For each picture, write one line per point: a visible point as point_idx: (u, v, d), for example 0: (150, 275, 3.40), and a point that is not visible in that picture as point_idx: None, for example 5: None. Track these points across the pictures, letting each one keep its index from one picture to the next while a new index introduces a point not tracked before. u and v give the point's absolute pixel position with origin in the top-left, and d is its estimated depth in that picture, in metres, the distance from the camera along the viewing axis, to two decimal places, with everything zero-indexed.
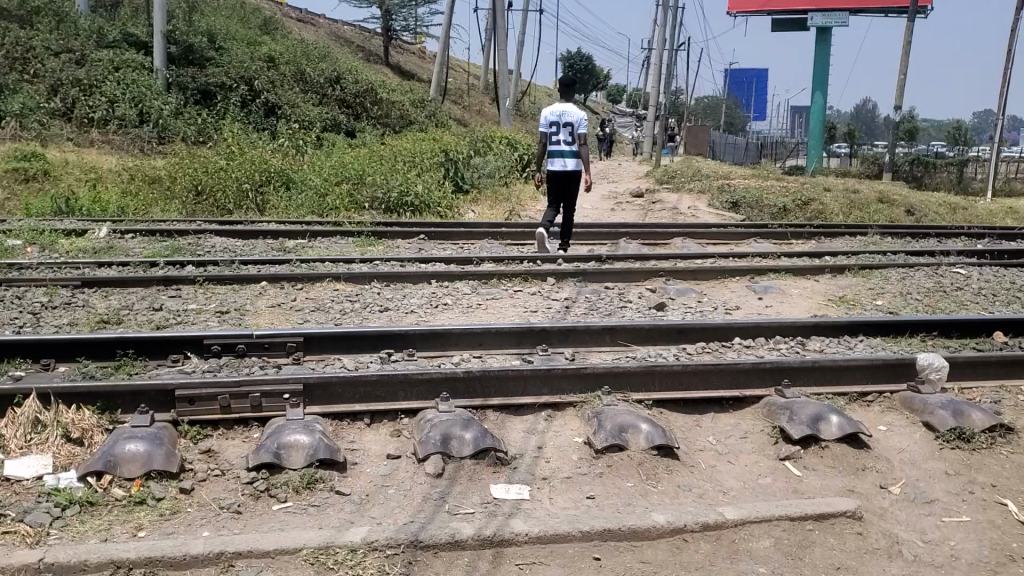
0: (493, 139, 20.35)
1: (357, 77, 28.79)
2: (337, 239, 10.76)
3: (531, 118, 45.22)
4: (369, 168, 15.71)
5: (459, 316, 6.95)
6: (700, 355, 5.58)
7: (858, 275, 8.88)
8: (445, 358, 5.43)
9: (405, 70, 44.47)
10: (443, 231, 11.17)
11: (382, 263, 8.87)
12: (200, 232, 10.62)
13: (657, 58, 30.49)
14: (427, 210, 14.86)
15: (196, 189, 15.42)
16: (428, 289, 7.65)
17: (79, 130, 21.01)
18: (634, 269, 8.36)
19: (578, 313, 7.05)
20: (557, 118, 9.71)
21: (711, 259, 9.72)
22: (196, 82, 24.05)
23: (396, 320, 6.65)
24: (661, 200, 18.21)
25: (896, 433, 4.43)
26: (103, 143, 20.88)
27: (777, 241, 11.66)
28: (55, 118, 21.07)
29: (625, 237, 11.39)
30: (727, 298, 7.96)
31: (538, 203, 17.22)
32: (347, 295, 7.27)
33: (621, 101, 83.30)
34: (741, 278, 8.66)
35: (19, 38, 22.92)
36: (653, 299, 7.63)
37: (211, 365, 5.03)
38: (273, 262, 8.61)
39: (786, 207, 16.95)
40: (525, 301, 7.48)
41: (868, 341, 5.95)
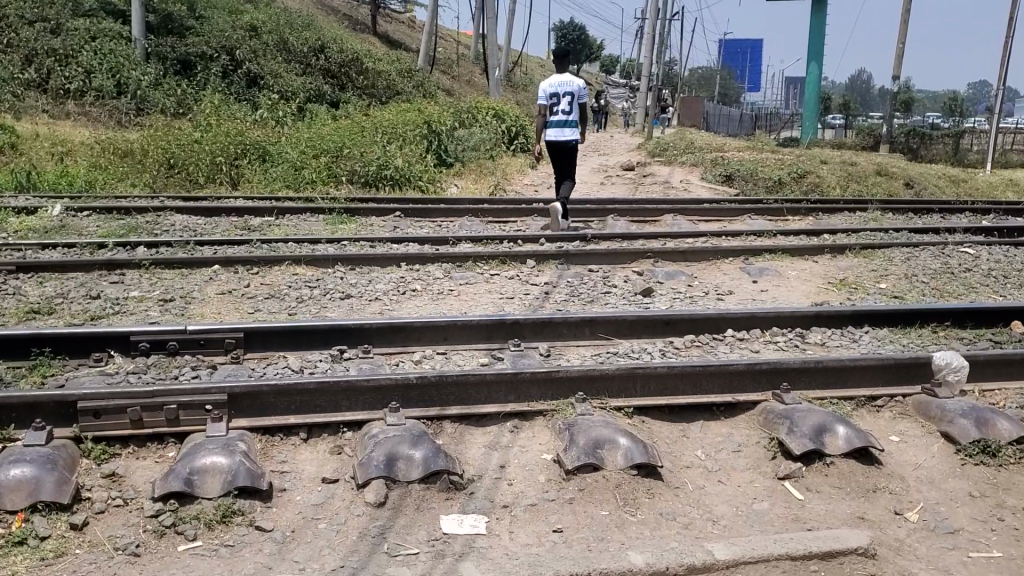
0: (480, 109, 19.70)
1: (342, 46, 27.98)
2: (305, 216, 10.16)
3: (522, 88, 44.41)
4: (349, 141, 15.06)
5: (427, 302, 6.36)
6: (688, 351, 5.02)
7: (860, 256, 8.31)
8: (405, 355, 4.86)
9: (394, 40, 43.56)
10: (420, 208, 10.55)
11: (351, 243, 8.27)
12: (162, 210, 10.00)
13: (651, 27, 29.74)
14: (407, 184, 14.25)
15: (170, 162, 14.78)
16: (396, 273, 7.06)
17: (54, 101, 20.29)
18: (619, 250, 7.78)
19: (557, 300, 6.47)
20: (556, 88, 9.55)
21: (703, 238, 9.13)
22: (175, 52, 23.31)
23: (357, 308, 6.07)
24: (652, 174, 17.60)
25: (910, 446, 3.89)
26: (79, 115, 20.16)
27: (773, 217, 11.08)
28: (29, 90, 20.36)
29: (612, 214, 10.80)
30: (719, 281, 7.39)
31: (525, 177, 16.60)
32: (306, 279, 6.69)
33: (614, 71, 82.30)
34: (735, 258, 8.09)
35: None
36: (639, 283, 7.07)
37: (138, 366, 4.50)
38: (231, 243, 8.01)
39: (781, 180, 16.36)
40: (501, 286, 6.90)
41: (875, 333, 5.40)
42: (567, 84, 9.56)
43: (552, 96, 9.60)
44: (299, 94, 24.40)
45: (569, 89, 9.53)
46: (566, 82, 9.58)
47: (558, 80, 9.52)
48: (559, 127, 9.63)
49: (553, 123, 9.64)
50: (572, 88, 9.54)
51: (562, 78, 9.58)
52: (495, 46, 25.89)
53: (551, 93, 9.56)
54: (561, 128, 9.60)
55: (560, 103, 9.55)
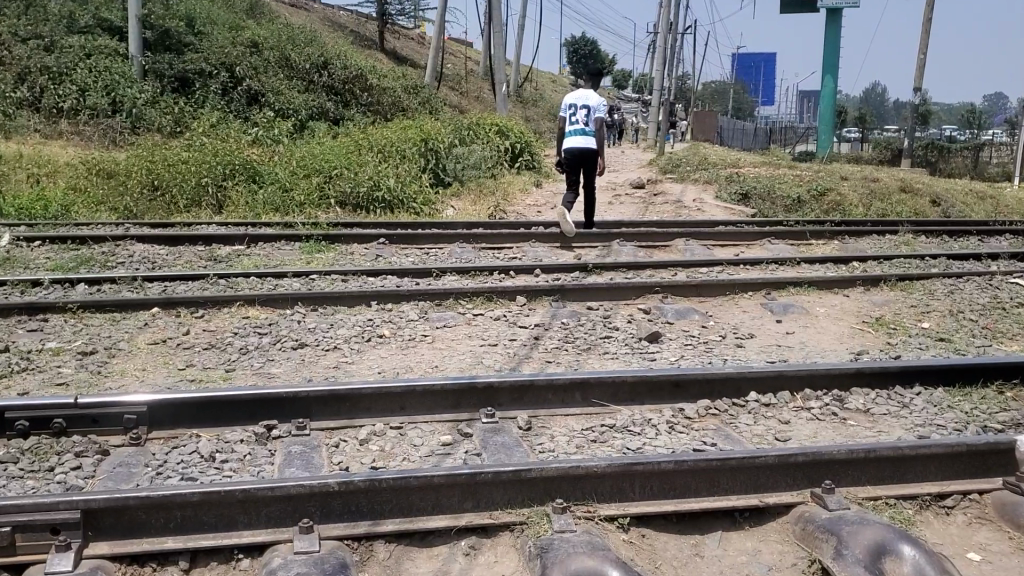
0: (481, 126, 18.79)
1: (346, 62, 27.07)
2: (279, 244, 9.22)
3: (532, 102, 43.52)
4: (342, 158, 14.16)
5: (394, 350, 5.42)
6: (702, 425, 4.07)
7: (897, 289, 7.34)
8: (348, 431, 3.92)
9: (401, 57, 42.67)
10: (407, 234, 9.58)
11: (321, 275, 7.33)
12: (122, 238, 9.06)
13: (662, 41, 28.80)
14: (400, 207, 13.38)
15: (153, 185, 13.96)
16: (364, 313, 6.10)
17: (47, 121, 19.52)
18: (622, 285, 6.79)
19: (548, 347, 5.52)
20: (575, 100, 9.71)
21: (720, 268, 8.15)
22: (173, 69, 22.50)
23: (309, 361, 5.13)
24: (665, 192, 16.63)
25: (998, 570, 2.91)
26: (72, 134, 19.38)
27: (794, 241, 10.10)
28: (21, 109, 19.61)
29: (619, 239, 9.83)
30: (738, 322, 6.41)
31: (528, 196, 15.67)
32: (255, 323, 5.77)
33: (627, 86, 81.29)
34: (755, 291, 7.10)
35: None
36: (644, 324, 6.11)
37: (10, 452, 3.60)
38: (186, 278, 7.10)
39: (800, 199, 15.39)
40: (486, 329, 5.96)
41: (930, 397, 4.43)
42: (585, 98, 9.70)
43: (570, 109, 9.78)
44: (300, 111, 23.51)
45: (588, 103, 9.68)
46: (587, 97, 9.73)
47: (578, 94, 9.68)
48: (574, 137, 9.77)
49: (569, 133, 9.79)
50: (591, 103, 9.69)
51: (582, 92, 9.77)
52: (501, 61, 25.01)
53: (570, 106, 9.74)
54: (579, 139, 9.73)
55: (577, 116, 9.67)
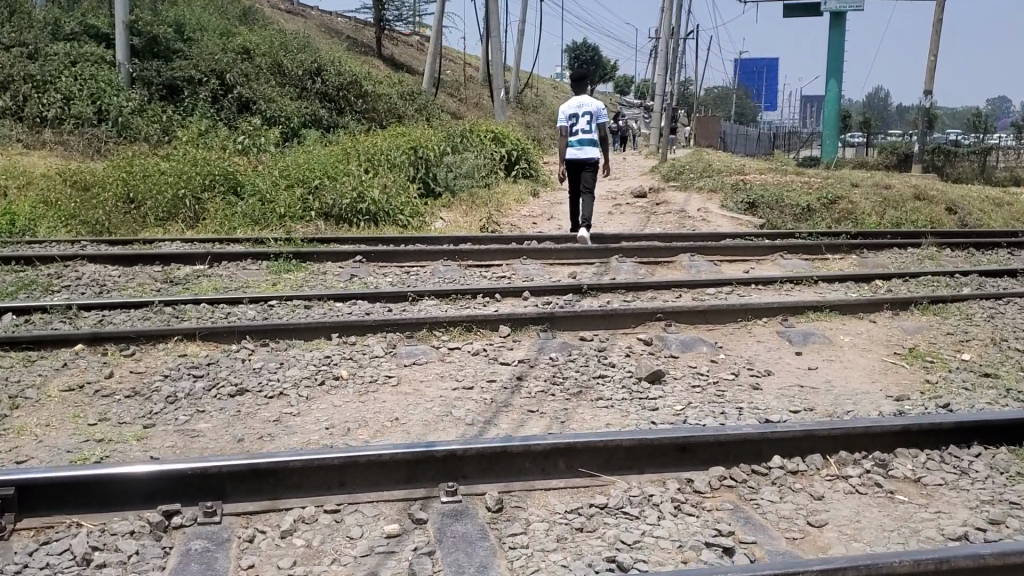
0: (476, 132, 18.00)
1: (340, 69, 26.16)
2: (244, 263, 8.38)
3: (532, 108, 42.72)
4: (325, 168, 13.32)
5: (351, 396, 4.60)
6: (717, 504, 3.26)
7: (930, 313, 6.53)
8: (271, 517, 3.11)
9: (399, 63, 41.87)
10: (388, 251, 8.74)
11: (281, 301, 6.52)
12: (72, 257, 8.22)
13: (664, 45, 28.00)
14: (386, 219, 12.56)
15: (131, 198, 13.12)
16: (322, 350, 5.29)
17: (30, 130, 18.58)
18: (619, 313, 5.96)
19: (532, 390, 4.68)
20: (575, 107, 9.54)
21: (729, 289, 7.34)
22: (161, 76, 21.53)
23: (248, 414, 4.32)
24: (667, 201, 15.79)
25: None
26: (57, 144, 18.29)
27: (808, 256, 9.31)
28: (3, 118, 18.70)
29: (619, 254, 9.03)
30: (753, 355, 5.59)
31: (522, 207, 14.84)
32: (191, 363, 4.98)
33: (628, 92, 80.33)
34: (770, 317, 6.29)
35: None
36: (646, 360, 5.30)
37: None
38: (128, 306, 6.31)
39: (810, 208, 14.60)
40: (461, 366, 5.15)
41: (994, 462, 3.62)
42: (584, 104, 9.58)
43: (571, 116, 9.56)
44: (293, 119, 22.61)
45: (588, 108, 9.56)
46: (584, 104, 9.63)
47: (577, 101, 9.57)
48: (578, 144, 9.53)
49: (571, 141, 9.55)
50: (591, 109, 9.60)
51: (578, 99, 9.65)
52: (499, 67, 24.19)
53: (571, 114, 9.54)
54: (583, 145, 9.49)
55: (581, 122, 9.50)
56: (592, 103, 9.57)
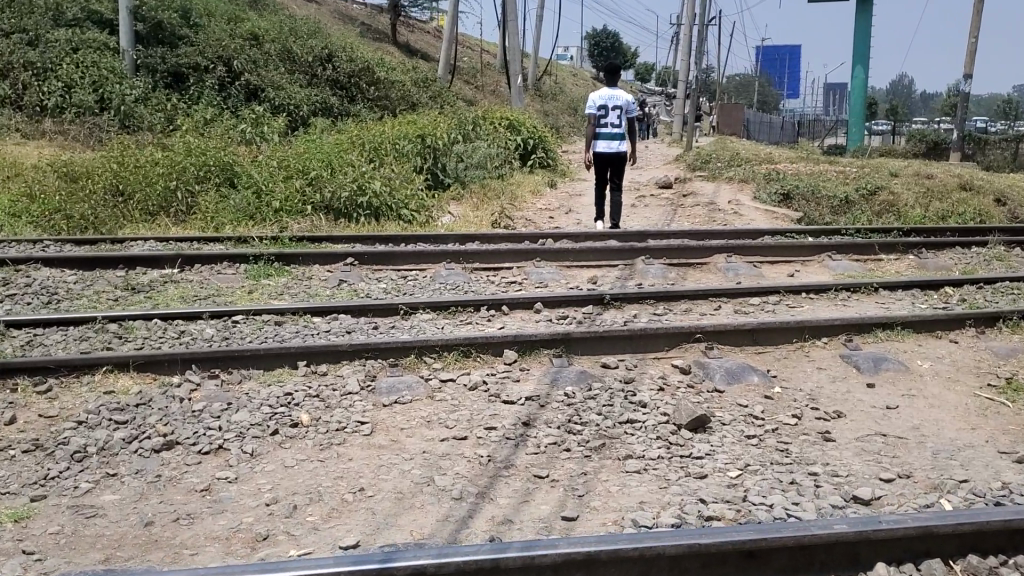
0: (489, 120, 16.98)
1: (352, 54, 24.89)
2: (219, 267, 7.36)
3: (551, 96, 41.50)
4: (325, 159, 12.28)
5: (310, 452, 3.60)
6: None
7: (1020, 331, 5.47)
8: None
9: (413, 50, 40.72)
10: (384, 251, 7.68)
11: (247, 316, 5.52)
12: (25, 260, 7.21)
13: (688, 30, 26.84)
14: (389, 214, 11.46)
15: (120, 190, 12.05)
16: (285, 385, 4.31)
17: (29, 120, 17.07)
18: (650, 333, 4.93)
19: (542, 443, 3.66)
20: (604, 100, 8.86)
21: (776, 298, 6.30)
22: (166, 63, 20.04)
23: (173, 480, 3.33)
24: (695, 193, 14.68)
25: None
26: (58, 134, 16.79)
27: (859, 257, 8.25)
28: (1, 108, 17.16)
29: (645, 255, 7.99)
30: (816, 389, 4.56)
31: (537, 200, 13.77)
32: (115, 405, 3.99)
33: (648, 79, 78.64)
34: (833, 338, 5.23)
35: None
36: (683, 398, 4.28)
37: None
38: (64, 322, 5.33)
39: (848, 200, 13.50)
40: (453, 405, 4.13)
41: None
42: (614, 97, 8.92)
43: (600, 108, 8.89)
44: (304, 107, 21.04)
45: (618, 101, 8.91)
46: (614, 96, 8.93)
47: (606, 93, 8.91)
48: (607, 140, 8.91)
49: (600, 136, 8.92)
50: (620, 102, 8.92)
51: (607, 90, 8.94)
52: (517, 51, 23.02)
53: (599, 106, 8.87)
54: (611, 141, 8.88)
55: (609, 116, 8.85)
56: (622, 96, 8.90)
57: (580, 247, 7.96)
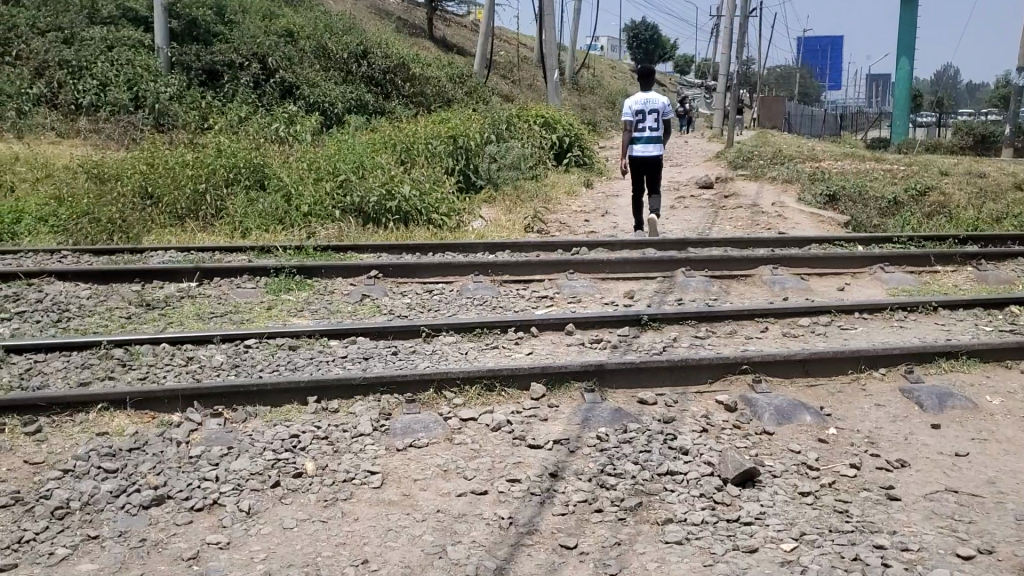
0: (524, 117, 16.56)
1: (387, 50, 24.49)
2: (239, 280, 7.05)
3: (590, 90, 40.88)
4: (355, 162, 11.88)
5: (312, 509, 3.25)
6: None
7: None
8: None
9: (449, 45, 40.23)
10: (408, 265, 7.32)
11: (260, 340, 5.20)
12: (38, 273, 6.95)
13: (728, 23, 26.23)
14: (419, 218, 11.06)
15: (150, 193, 11.16)
16: (292, 424, 3.96)
17: (65, 119, 16.16)
18: (691, 363, 4.53)
19: (570, 501, 3.29)
20: (640, 105, 8.39)
21: (828, 318, 5.86)
22: (201, 60, 19.45)
23: (158, 545, 3.00)
24: (737, 193, 14.17)
25: None
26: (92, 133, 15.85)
27: (914, 269, 7.77)
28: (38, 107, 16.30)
29: (685, 266, 7.56)
30: (876, 430, 4.14)
31: (573, 202, 13.34)
32: (107, 449, 3.66)
33: (687, 71, 77.60)
34: (892, 368, 4.79)
35: None
36: (728, 443, 3.88)
37: None
38: (68, 347, 5.03)
39: (897, 202, 12.95)
40: (474, 450, 3.76)
41: None
42: (650, 100, 8.44)
43: (636, 113, 8.43)
44: (338, 105, 20.61)
45: (655, 104, 8.44)
46: (650, 98, 8.46)
47: (642, 96, 8.44)
48: (643, 145, 8.52)
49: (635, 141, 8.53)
50: (657, 105, 8.45)
51: (643, 93, 8.45)
52: (554, 45, 22.56)
53: (636, 111, 8.42)
54: (647, 146, 8.50)
55: (646, 121, 8.41)
56: (659, 98, 8.43)
57: (615, 258, 7.54)
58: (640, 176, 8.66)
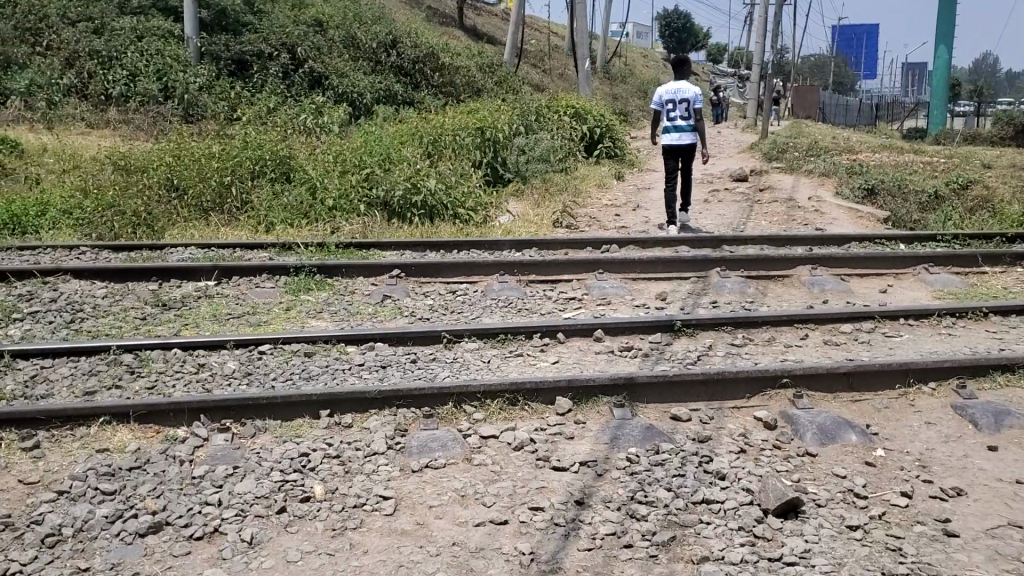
0: (555, 108, 16.26)
1: (417, 39, 24.22)
2: (258, 279, 6.84)
3: (621, 79, 40.40)
4: (380, 155, 11.64)
5: (319, 539, 3.03)
6: None
7: None
8: None
9: (480, 34, 39.87)
10: (433, 263, 7.07)
11: (275, 345, 4.99)
12: (54, 271, 6.78)
13: (763, 11, 25.72)
14: (445, 213, 10.81)
15: (175, 184, 10.94)
16: (304, 441, 3.75)
17: (95, 110, 16.06)
18: (727, 377, 4.26)
19: (597, 533, 3.04)
20: (670, 94, 8.17)
21: (872, 325, 5.55)
22: (229, 50, 19.30)
23: None
24: (772, 187, 13.81)
25: None
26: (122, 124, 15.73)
27: (961, 270, 7.43)
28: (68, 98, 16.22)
29: (720, 266, 7.27)
30: (927, 450, 3.86)
31: (604, 195, 13.05)
32: (105, 468, 3.46)
33: (720, 60, 76.68)
34: (943, 383, 4.49)
35: (28, 5, 17.68)
36: (768, 467, 3.61)
37: None
38: (76, 352, 4.84)
39: (938, 196, 12.54)
40: (495, 472, 3.52)
41: None
42: (682, 90, 8.16)
43: (666, 103, 8.21)
44: (367, 95, 20.36)
45: (685, 95, 8.14)
46: (683, 89, 8.18)
47: (674, 85, 8.19)
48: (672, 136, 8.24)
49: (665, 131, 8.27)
50: (687, 95, 8.14)
51: (677, 83, 8.21)
52: (585, 34, 22.20)
53: (664, 100, 8.20)
54: (674, 137, 8.21)
55: (673, 110, 8.15)
56: (690, 90, 8.12)
57: (650, 260, 7.24)
58: (672, 167, 8.34)
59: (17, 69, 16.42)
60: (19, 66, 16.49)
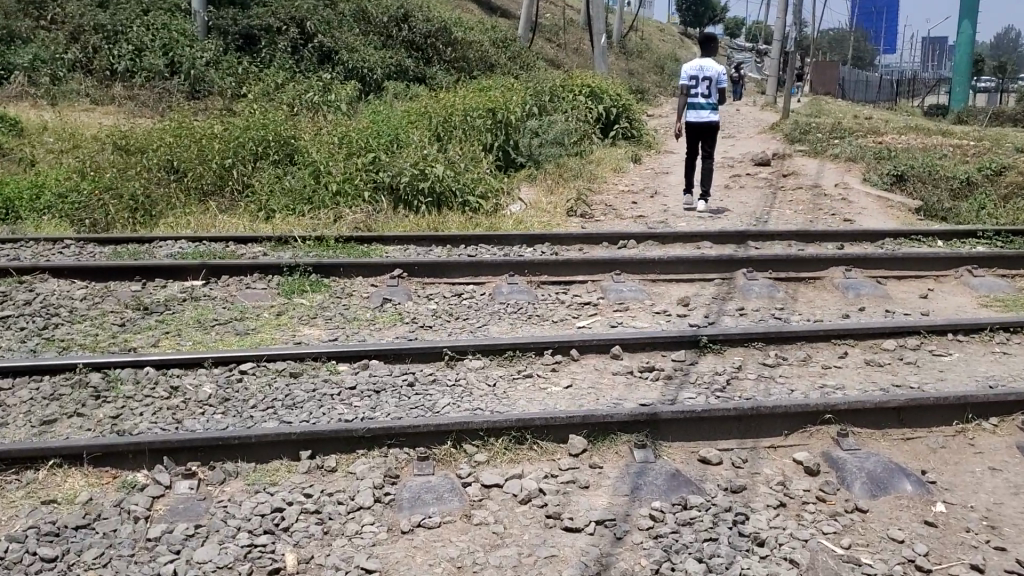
0: (571, 87, 15.64)
1: (429, 14, 23.53)
2: (249, 279, 6.36)
3: (639, 55, 39.55)
4: (387, 137, 11.12)
5: None
6: None
7: None
8: None
9: (496, 8, 39.04)
10: (438, 262, 6.57)
11: (257, 364, 4.51)
12: (31, 270, 6.32)
13: None
14: (454, 200, 10.26)
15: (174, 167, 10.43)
16: (278, 490, 3.28)
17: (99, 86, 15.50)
18: (763, 412, 3.76)
19: None
20: (693, 69, 7.62)
21: (918, 341, 5.03)
22: (236, 25, 18.69)
23: None
24: (796, 172, 13.23)
25: None
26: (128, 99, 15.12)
27: (1005, 272, 6.90)
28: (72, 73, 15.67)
29: (746, 266, 6.75)
30: (994, 504, 3.36)
31: (621, 180, 12.51)
32: (49, 527, 3.00)
33: (738, 35, 75.46)
34: (1005, 418, 3.98)
35: None
36: (814, 529, 3.12)
37: None
38: (38, 371, 4.37)
39: (971, 182, 11.93)
40: (498, 533, 3.05)
41: None
42: (707, 67, 7.60)
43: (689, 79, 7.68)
44: (378, 71, 19.64)
45: (709, 72, 7.58)
46: (708, 66, 7.60)
47: (699, 61, 7.63)
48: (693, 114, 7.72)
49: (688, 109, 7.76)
50: (711, 73, 7.57)
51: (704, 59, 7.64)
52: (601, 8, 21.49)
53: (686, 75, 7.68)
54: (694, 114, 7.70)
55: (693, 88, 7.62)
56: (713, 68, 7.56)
57: (671, 259, 6.72)
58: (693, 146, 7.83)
59: (21, 43, 15.87)
60: (23, 40, 15.96)
